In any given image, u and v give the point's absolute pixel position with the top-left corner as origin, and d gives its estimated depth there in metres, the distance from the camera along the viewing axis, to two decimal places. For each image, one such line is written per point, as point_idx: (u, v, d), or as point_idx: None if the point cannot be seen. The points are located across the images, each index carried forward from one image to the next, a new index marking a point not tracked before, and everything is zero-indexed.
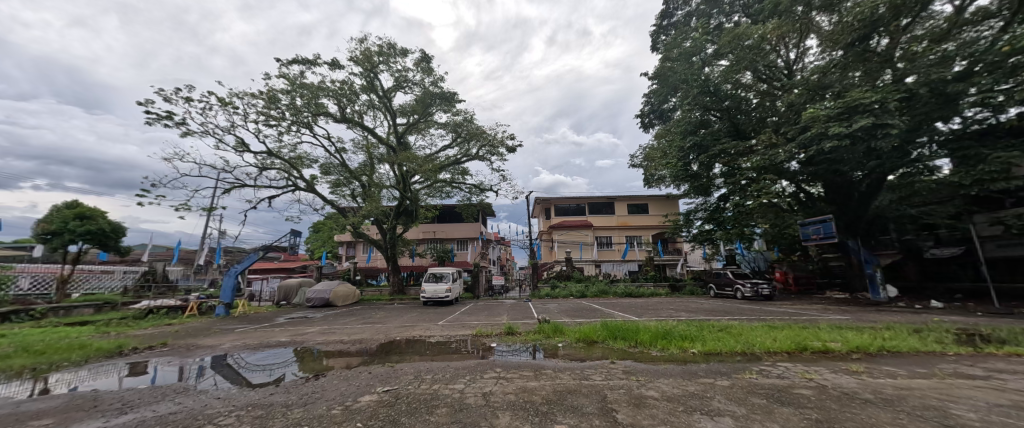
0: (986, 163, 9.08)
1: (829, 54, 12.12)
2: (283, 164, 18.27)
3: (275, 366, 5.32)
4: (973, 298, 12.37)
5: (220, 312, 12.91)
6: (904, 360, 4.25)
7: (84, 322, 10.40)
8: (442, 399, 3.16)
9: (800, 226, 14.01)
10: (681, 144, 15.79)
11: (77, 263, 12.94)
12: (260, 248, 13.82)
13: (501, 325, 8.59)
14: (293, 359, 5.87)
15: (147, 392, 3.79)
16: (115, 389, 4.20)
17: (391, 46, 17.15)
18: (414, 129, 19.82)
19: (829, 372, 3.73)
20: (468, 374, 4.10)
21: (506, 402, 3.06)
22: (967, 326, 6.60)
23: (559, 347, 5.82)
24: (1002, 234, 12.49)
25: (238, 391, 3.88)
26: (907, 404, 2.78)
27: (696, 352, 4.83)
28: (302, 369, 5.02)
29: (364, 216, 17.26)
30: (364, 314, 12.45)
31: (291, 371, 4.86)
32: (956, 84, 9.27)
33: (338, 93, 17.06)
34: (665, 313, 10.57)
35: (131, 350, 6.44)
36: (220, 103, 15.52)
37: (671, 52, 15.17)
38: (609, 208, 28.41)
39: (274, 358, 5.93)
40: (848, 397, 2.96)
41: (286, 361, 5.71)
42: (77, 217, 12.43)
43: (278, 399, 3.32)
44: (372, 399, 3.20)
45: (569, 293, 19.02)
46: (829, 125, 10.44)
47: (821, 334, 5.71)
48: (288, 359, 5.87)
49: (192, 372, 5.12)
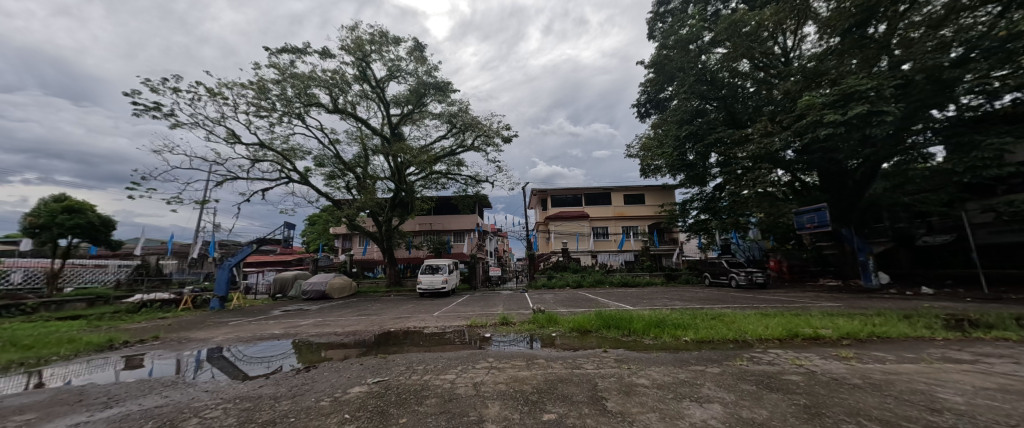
0: (980, 150, 8.98)
1: (828, 40, 12.00)
2: (276, 157, 18.06)
3: (273, 358, 5.32)
4: (963, 284, 12.54)
5: (215, 306, 12.84)
6: (893, 345, 4.26)
7: (76, 316, 10.29)
8: (432, 390, 3.14)
9: (795, 215, 14.15)
10: (677, 133, 15.74)
11: (68, 257, 12.76)
12: (253, 242, 13.75)
13: (496, 316, 8.58)
14: (292, 351, 5.88)
15: (135, 385, 3.75)
16: (110, 382, 4.18)
17: (383, 35, 16.78)
18: (409, 120, 19.66)
19: (820, 359, 3.75)
20: (460, 364, 4.09)
21: (497, 392, 3.05)
22: (959, 311, 6.65)
23: (554, 337, 5.85)
24: (994, 221, 12.62)
25: (230, 382, 3.86)
26: (895, 389, 2.79)
27: (689, 341, 4.84)
28: (301, 360, 5.06)
29: (359, 208, 17.09)
30: (361, 306, 12.49)
31: (290, 363, 4.88)
32: (953, 70, 9.18)
33: (330, 83, 16.77)
34: (659, 302, 10.75)
35: (122, 344, 6.40)
36: (208, 94, 15.28)
37: (669, 39, 14.89)
38: (606, 198, 28.37)
39: (273, 350, 5.93)
40: (837, 382, 2.97)
41: (285, 353, 5.72)
42: (65, 210, 12.18)
43: (268, 391, 3.28)
44: (362, 390, 3.17)
45: (565, 283, 19.21)
46: (824, 112, 10.42)
47: (813, 321, 5.73)
48: (287, 352, 5.85)
49: (189, 365, 5.12)
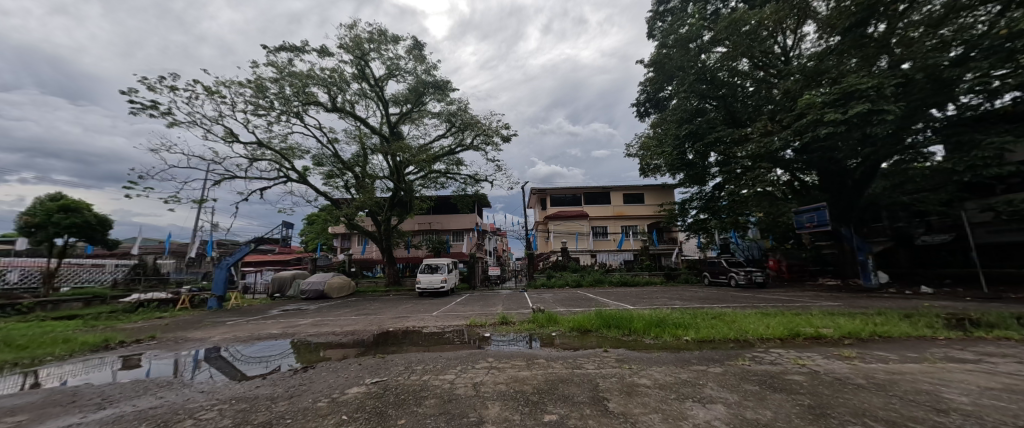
0: (981, 149, 8.96)
1: (827, 39, 11.99)
2: (274, 156, 17.99)
3: (272, 357, 5.30)
4: (962, 283, 12.54)
5: (213, 305, 12.77)
6: (896, 345, 4.22)
7: (73, 316, 10.22)
8: (431, 391, 3.10)
9: (795, 214, 14.15)
10: (676, 132, 15.70)
11: (64, 256, 12.67)
12: (251, 241, 13.68)
13: (496, 315, 8.55)
14: (290, 351, 5.84)
15: (130, 386, 3.70)
16: (104, 382, 4.13)
17: (381, 33, 16.71)
18: (408, 119, 19.59)
19: (823, 358, 3.72)
20: (459, 364, 4.04)
21: (497, 392, 3.01)
22: (959, 311, 6.65)
23: (554, 336, 5.82)
24: (993, 220, 12.63)
25: (227, 383, 3.81)
26: (899, 389, 2.77)
27: (690, 340, 4.81)
28: (299, 360, 5.04)
29: (357, 208, 17.01)
30: (360, 306, 12.43)
31: (287, 363, 4.84)
32: (953, 68, 9.16)
33: (329, 81, 16.69)
34: (659, 301, 10.71)
35: (118, 343, 6.34)
36: (206, 93, 15.19)
37: (668, 38, 14.87)
38: (605, 198, 28.34)
39: (271, 350, 5.89)
40: (841, 382, 2.94)
41: (284, 352, 5.68)
42: (61, 209, 12.08)
43: (264, 392, 3.23)
44: (360, 391, 3.13)
45: (564, 282, 19.19)
46: (824, 111, 10.40)
47: (814, 321, 5.69)
48: (285, 351, 5.81)
49: (187, 365, 5.08)
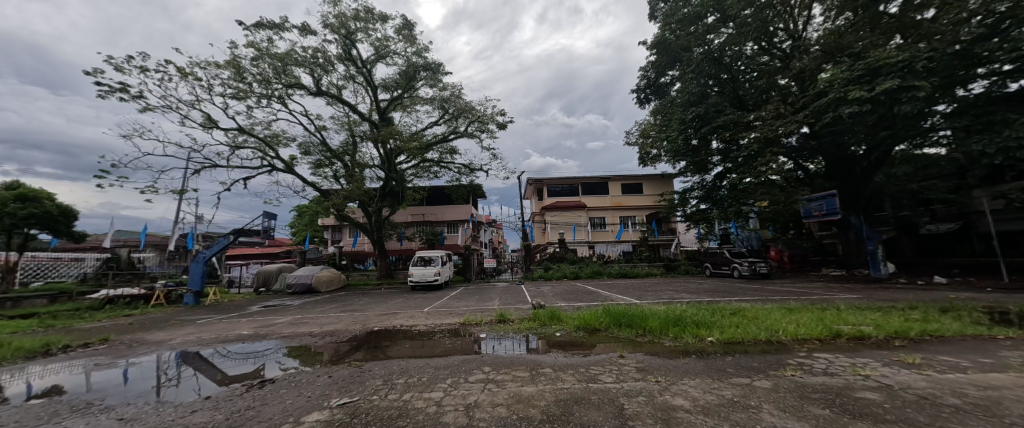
0: (1013, 128, 8.37)
1: (840, 18, 11.34)
2: (257, 143, 17.05)
3: (260, 354, 4.74)
4: (973, 272, 12.17)
5: (190, 301, 12.17)
6: (955, 347, 3.65)
7: (31, 314, 9.41)
8: (411, 418, 2.43)
9: (805, 201, 13.41)
10: (681, 117, 14.68)
11: (25, 250, 11.68)
12: (229, 232, 12.76)
13: (492, 312, 7.91)
14: (281, 347, 5.23)
15: (37, 410, 2.93)
16: (42, 395, 3.37)
17: (368, 11, 15.65)
18: (398, 105, 18.68)
19: (884, 367, 3.10)
20: (450, 375, 3.38)
21: (496, 421, 2.33)
22: (992, 303, 6.16)
23: (556, 336, 5.16)
24: (1006, 208, 12.20)
25: (195, 394, 3.18)
26: (1013, 413, 2.17)
27: (715, 342, 4.21)
28: (287, 358, 4.52)
29: (345, 198, 16.12)
30: (348, 301, 11.70)
31: (275, 363, 4.23)
32: (986, 42, 8.53)
33: (312, 62, 15.62)
34: (666, 295, 10.17)
35: (61, 348, 5.56)
36: (179, 74, 14.20)
37: (671, 17, 14.04)
38: (604, 188, 27.72)
39: (257, 346, 5.28)
40: (932, 404, 2.33)
41: (274, 348, 5.09)
42: (18, 199, 11.09)
43: (198, 420, 2.54)
44: (319, 419, 2.44)
45: (562, 274, 18.70)
46: (848, 89, 9.72)
47: (847, 316, 5.13)
48: (276, 346, 5.24)
49: (166, 363, 4.50)
